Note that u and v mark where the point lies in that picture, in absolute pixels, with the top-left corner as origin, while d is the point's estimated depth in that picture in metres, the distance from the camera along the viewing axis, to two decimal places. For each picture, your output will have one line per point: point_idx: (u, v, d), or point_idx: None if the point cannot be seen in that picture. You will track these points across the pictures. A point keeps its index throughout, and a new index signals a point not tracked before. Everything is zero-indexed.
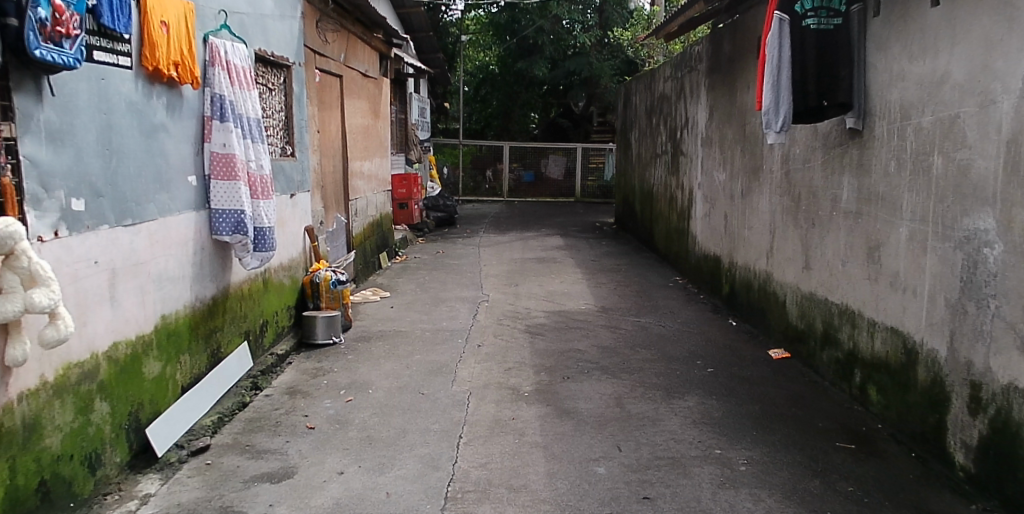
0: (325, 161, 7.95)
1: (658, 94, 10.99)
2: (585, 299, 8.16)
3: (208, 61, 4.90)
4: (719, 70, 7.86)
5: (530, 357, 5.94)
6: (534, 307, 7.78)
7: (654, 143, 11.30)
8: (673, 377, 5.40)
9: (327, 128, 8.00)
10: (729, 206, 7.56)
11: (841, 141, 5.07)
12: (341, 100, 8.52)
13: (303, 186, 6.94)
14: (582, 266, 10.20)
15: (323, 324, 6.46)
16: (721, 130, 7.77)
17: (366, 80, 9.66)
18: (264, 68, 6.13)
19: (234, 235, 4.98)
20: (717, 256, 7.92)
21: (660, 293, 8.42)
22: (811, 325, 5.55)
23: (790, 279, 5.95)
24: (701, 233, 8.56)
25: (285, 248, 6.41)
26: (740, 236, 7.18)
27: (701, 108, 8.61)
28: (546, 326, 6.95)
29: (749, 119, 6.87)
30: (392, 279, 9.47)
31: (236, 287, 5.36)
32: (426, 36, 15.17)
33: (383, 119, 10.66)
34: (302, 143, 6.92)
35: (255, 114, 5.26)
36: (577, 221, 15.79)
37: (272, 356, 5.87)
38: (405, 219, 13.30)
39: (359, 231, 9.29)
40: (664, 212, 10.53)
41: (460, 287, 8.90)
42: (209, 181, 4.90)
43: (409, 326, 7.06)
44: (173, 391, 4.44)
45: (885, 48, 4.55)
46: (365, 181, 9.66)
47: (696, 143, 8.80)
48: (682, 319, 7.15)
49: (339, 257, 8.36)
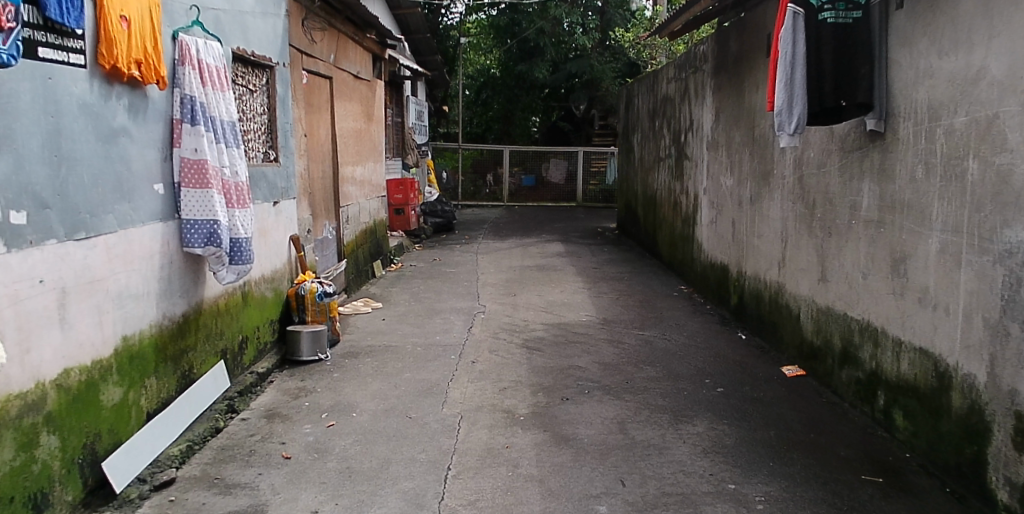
0: (313, 166, 7.61)
1: (661, 95, 10.62)
2: (586, 310, 7.79)
3: (177, 59, 4.56)
4: (725, 70, 7.50)
5: (527, 376, 5.57)
6: (533, 319, 7.41)
7: (657, 147, 10.94)
8: (681, 398, 5.03)
9: (315, 132, 7.66)
10: (737, 213, 7.19)
11: (859, 143, 4.70)
12: (330, 102, 8.18)
13: (287, 192, 6.59)
14: (583, 275, 9.82)
15: (308, 340, 6.09)
16: (728, 133, 7.40)
17: (358, 82, 9.31)
18: (244, 68, 5.78)
19: (207, 247, 4.61)
20: (725, 265, 7.56)
21: (664, 304, 8.04)
22: (828, 342, 5.20)
23: (805, 292, 5.58)
24: (707, 240, 8.19)
25: (267, 259, 6.06)
26: (750, 244, 6.82)
27: (706, 109, 8.24)
28: (545, 340, 6.58)
29: (758, 121, 6.50)
30: (385, 289, 9.11)
31: (211, 302, 5.01)
32: (423, 38, 14.82)
33: (377, 123, 10.32)
34: (286, 147, 6.58)
35: (230, 116, 4.91)
36: (578, 227, 15.41)
37: (251, 375, 5.51)
38: (401, 225, 13.00)
39: (351, 238, 8.94)
40: (668, 217, 10.16)
41: (455, 297, 8.54)
42: (179, 189, 4.54)
43: (400, 340, 6.69)
44: (136, 419, 4.07)
45: (909, 42, 4.18)
46: (358, 187, 9.31)
47: (701, 146, 8.43)
48: (689, 333, 6.78)
49: (329, 266, 8.01)
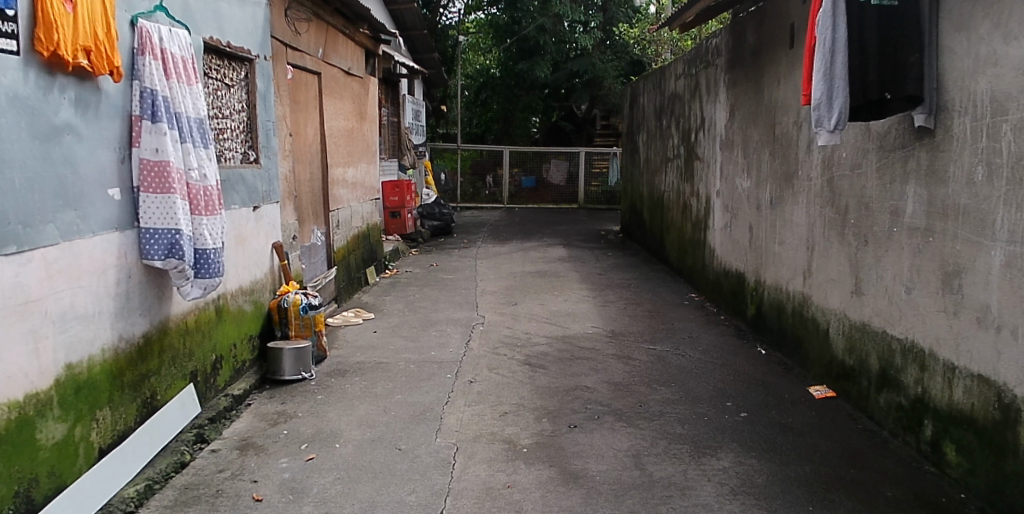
0: (300, 167, 7.10)
1: (668, 93, 10.12)
2: (592, 321, 7.28)
3: (136, 48, 4.05)
4: (741, 64, 7.00)
5: (529, 398, 5.06)
6: (535, 332, 6.88)
7: (664, 147, 10.43)
8: (701, 425, 4.53)
9: (302, 130, 7.16)
10: (755, 217, 6.68)
11: (903, 141, 4.20)
12: (319, 99, 7.69)
13: (270, 196, 6.10)
14: (587, 282, 9.30)
15: (290, 359, 5.58)
16: (745, 132, 6.90)
17: (350, 79, 8.81)
18: (218, 60, 5.29)
19: (167, 260, 4.11)
20: (741, 273, 7.04)
21: (675, 314, 7.52)
22: (862, 362, 4.70)
23: (835, 306, 5.08)
24: (721, 246, 7.69)
25: (246, 269, 5.56)
26: (769, 252, 6.31)
27: (719, 107, 7.74)
28: (548, 357, 6.06)
29: (780, 118, 6.01)
30: (378, 297, 8.59)
31: (178, 320, 4.51)
32: (420, 35, 14.31)
33: (371, 122, 9.82)
34: (268, 147, 6.08)
35: (198, 113, 4.39)
36: (580, 230, 14.90)
37: (226, 398, 5.00)
38: (397, 229, 12.52)
39: (342, 244, 8.43)
40: (677, 221, 9.66)
41: (452, 306, 8.02)
42: (138, 194, 4.04)
43: (392, 356, 6.17)
44: (85, 457, 3.58)
45: (966, 27, 3.68)
46: (349, 189, 8.80)
47: (713, 146, 7.93)
48: (704, 348, 6.27)
49: (317, 274, 7.50)
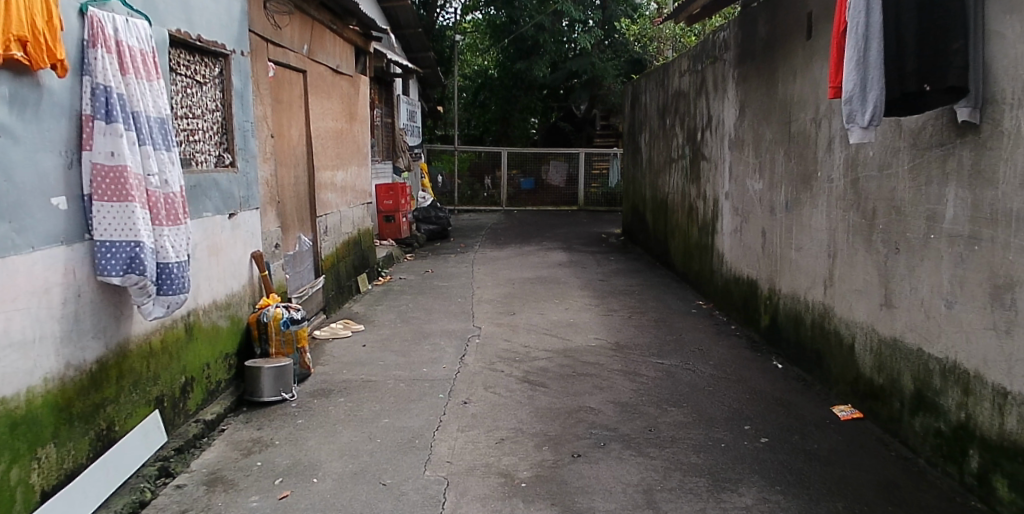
0: (283, 170, 6.68)
1: (672, 91, 9.71)
2: (595, 332, 6.86)
3: (87, 40, 3.61)
4: (751, 58, 6.59)
5: (529, 422, 4.64)
6: (534, 344, 6.46)
7: (668, 147, 10.01)
8: (719, 453, 4.11)
9: (285, 131, 6.75)
10: (768, 222, 6.25)
11: (941, 138, 3.79)
12: (304, 98, 7.28)
13: (247, 203, 5.67)
14: (589, 289, 8.87)
15: (270, 378, 5.16)
16: (756, 131, 6.47)
17: (338, 77, 8.38)
18: (186, 55, 4.86)
19: (127, 276, 3.66)
20: (753, 281, 6.61)
21: (683, 324, 7.09)
22: (893, 382, 4.28)
23: (862, 319, 4.66)
24: (730, 251, 7.27)
25: (220, 282, 5.14)
26: (785, 259, 5.89)
27: (728, 104, 7.33)
28: (549, 373, 5.63)
29: (796, 114, 5.59)
30: (369, 307, 8.16)
31: (140, 341, 4.08)
32: (414, 33, 13.90)
33: (362, 123, 9.39)
34: (245, 149, 5.65)
35: (159, 111, 3.95)
36: (581, 233, 14.47)
37: (196, 424, 4.58)
38: (391, 233, 12.12)
39: (331, 251, 8.00)
40: (682, 224, 9.24)
41: (447, 317, 7.59)
42: (89, 202, 3.60)
43: (380, 373, 5.74)
44: (24, 502, 3.20)
45: (1020, 8, 3.26)
46: (339, 193, 8.36)
47: (722, 145, 7.51)
48: (716, 362, 5.84)
49: (302, 284, 7.08)
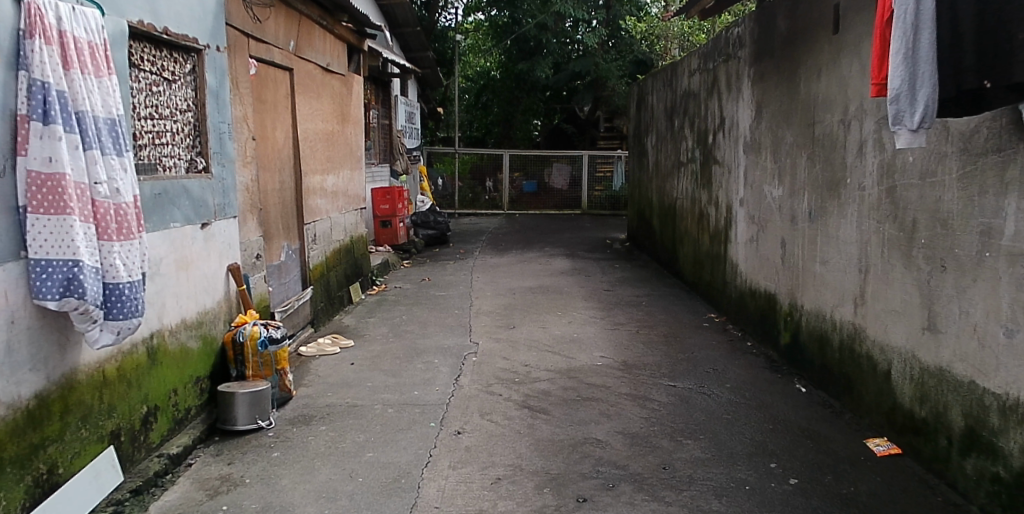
0: (266, 175, 6.22)
1: (681, 91, 9.25)
2: (601, 348, 6.40)
3: (23, 31, 3.17)
4: (769, 54, 6.13)
5: (530, 456, 4.19)
6: (535, 363, 5.99)
7: (676, 150, 9.55)
8: (744, 497, 3.67)
9: (268, 133, 6.30)
10: (789, 232, 5.79)
11: (999, 144, 3.36)
12: (291, 98, 6.83)
13: (224, 211, 5.21)
14: (594, 299, 8.41)
15: (245, 405, 4.70)
16: (776, 133, 6.00)
17: (329, 76, 7.92)
18: (151, 50, 4.42)
19: (64, 300, 3.22)
20: (772, 295, 6.15)
21: (696, 340, 6.62)
22: (938, 416, 3.87)
23: (900, 343, 4.21)
24: (745, 261, 6.80)
25: (191, 300, 4.69)
26: (809, 273, 5.43)
27: (742, 104, 6.87)
28: (551, 397, 5.17)
29: (821, 115, 5.13)
30: (361, 320, 7.70)
31: (92, 369, 3.64)
32: (412, 31, 13.43)
33: (355, 124, 8.92)
34: (221, 153, 5.20)
35: (110, 111, 3.48)
36: (584, 238, 14.01)
37: (160, 459, 4.14)
38: (388, 239, 11.68)
39: (320, 260, 7.54)
40: (691, 231, 8.77)
41: (443, 330, 7.14)
42: (25, 215, 3.16)
43: (368, 396, 5.29)
44: None
45: None
46: (329, 199, 7.90)
47: (735, 148, 7.05)
48: (733, 386, 5.38)
49: (287, 297, 6.63)
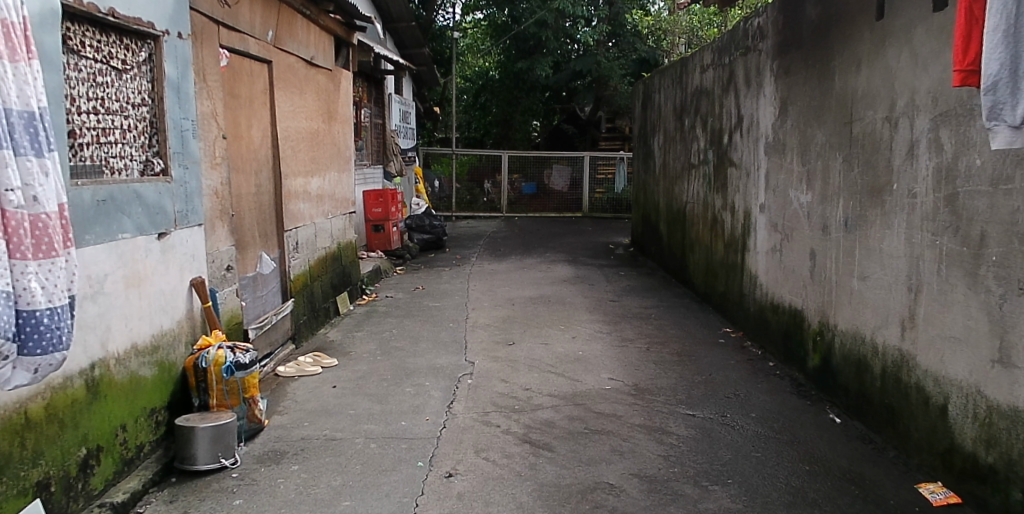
0: (238, 177, 5.64)
1: (691, 88, 8.68)
2: (608, 369, 5.81)
3: None
4: (796, 46, 5.56)
5: (534, 506, 3.61)
6: (537, 386, 5.40)
7: (686, 151, 8.98)
8: None
9: (243, 131, 5.73)
10: (819, 242, 5.21)
11: None
12: (270, 94, 6.25)
13: (186, 219, 4.63)
14: (599, 311, 7.82)
15: (206, 442, 4.11)
16: (804, 133, 5.43)
17: (314, 70, 7.34)
18: (95, 35, 3.84)
19: None
20: (798, 311, 5.56)
21: (712, 360, 6.04)
22: (1012, 465, 3.29)
23: (961, 376, 3.63)
24: (766, 273, 6.22)
25: (142, 321, 4.10)
26: (844, 288, 4.85)
27: (763, 101, 6.30)
28: (555, 429, 4.59)
29: (861, 112, 4.56)
30: (346, 335, 7.09)
31: (7, 413, 3.06)
32: (407, 27, 12.86)
33: (343, 123, 8.33)
34: (183, 153, 4.61)
35: (27, 102, 2.86)
36: (586, 243, 13.42)
37: (101, 509, 3.56)
38: (380, 244, 11.08)
39: (303, 269, 6.94)
40: (703, 237, 8.19)
41: (436, 347, 6.55)
42: None
43: (348, 428, 4.70)
44: None
45: None
46: (314, 203, 7.31)
47: (755, 150, 6.47)
48: (759, 417, 4.78)
49: (263, 312, 6.03)
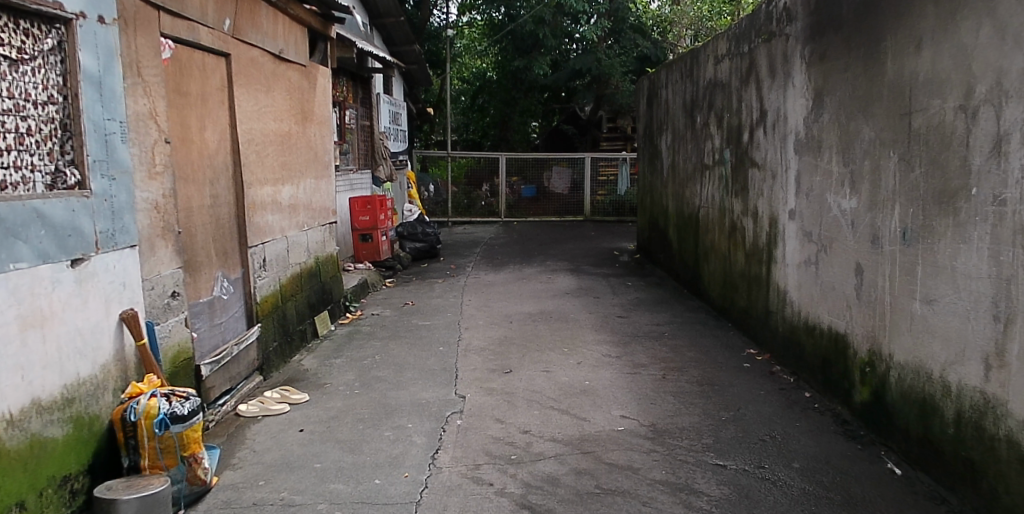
0: (186, 187, 4.85)
1: (703, 81, 7.90)
2: (620, 404, 5.03)
3: None
4: (834, 27, 4.78)
5: None
6: (537, 428, 4.62)
7: (698, 150, 8.20)
8: None
9: (192, 135, 4.94)
10: (868, 256, 4.43)
11: None
12: (228, 91, 5.46)
13: (114, 241, 3.85)
14: (606, 330, 7.03)
15: None
16: (846, 128, 4.65)
17: (284, 65, 6.55)
18: None
19: None
20: (840, 335, 4.77)
21: (739, 390, 5.25)
22: None
23: None
24: (798, 289, 5.43)
25: (47, 371, 3.34)
26: (903, 312, 4.07)
27: (791, 92, 5.52)
28: (560, 488, 3.81)
29: (925, 102, 3.78)
30: (323, 362, 6.30)
31: None
32: (395, 22, 12.07)
33: (321, 125, 7.55)
34: (108, 162, 3.83)
35: None
36: (589, 249, 12.65)
37: None
38: (368, 255, 10.30)
39: (273, 289, 6.14)
40: (719, 246, 7.40)
41: (422, 377, 5.76)
42: None
43: (311, 489, 3.91)
44: None
45: None
46: (286, 215, 6.52)
47: (783, 148, 5.69)
48: (804, 468, 4.01)
49: (221, 342, 5.24)
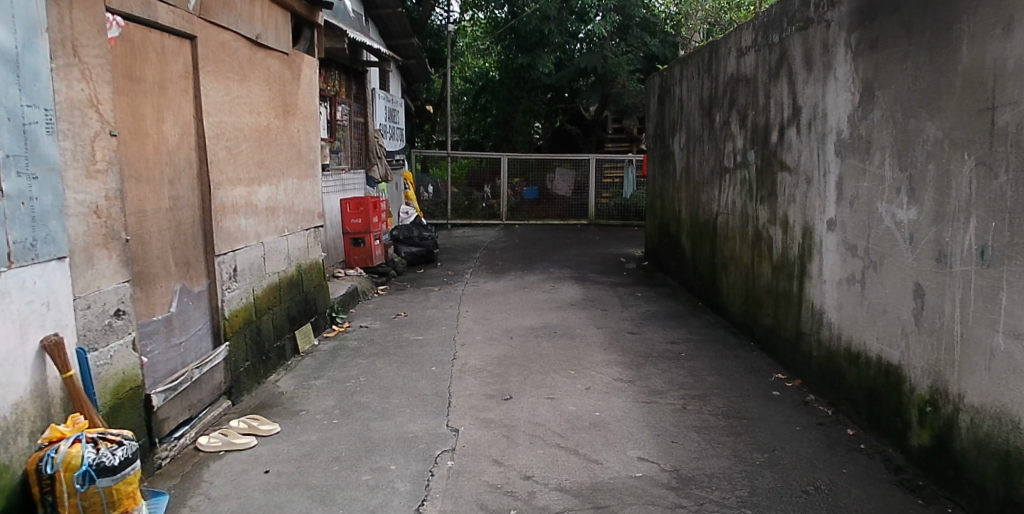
0: (138, 186, 4.20)
1: (723, 76, 7.25)
2: (636, 441, 4.36)
3: None
4: (889, 8, 4.12)
5: None
6: (542, 472, 3.97)
7: (717, 151, 7.54)
8: None
9: (147, 127, 4.29)
10: (931, 278, 3.77)
11: None
12: (193, 78, 4.81)
13: (32, 252, 3.19)
14: (616, 349, 6.36)
15: None
16: (903, 126, 3.99)
17: (262, 52, 5.89)
18: None
19: None
20: (894, 368, 4.11)
21: (772, 425, 4.59)
22: None
23: None
24: (838, 310, 4.77)
25: None
26: (978, 347, 3.41)
27: (832, 85, 4.86)
28: None
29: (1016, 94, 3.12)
30: (302, 384, 5.64)
31: None
32: (393, 13, 11.42)
33: (306, 119, 6.89)
34: (27, 156, 3.18)
35: None
36: (595, 255, 12.01)
37: None
38: (360, 260, 9.66)
39: (245, 302, 5.47)
40: (740, 257, 6.74)
41: (411, 403, 5.11)
42: None
43: None
44: None
45: None
46: (262, 219, 5.86)
47: (821, 149, 5.03)
48: None
49: (179, 366, 4.57)
